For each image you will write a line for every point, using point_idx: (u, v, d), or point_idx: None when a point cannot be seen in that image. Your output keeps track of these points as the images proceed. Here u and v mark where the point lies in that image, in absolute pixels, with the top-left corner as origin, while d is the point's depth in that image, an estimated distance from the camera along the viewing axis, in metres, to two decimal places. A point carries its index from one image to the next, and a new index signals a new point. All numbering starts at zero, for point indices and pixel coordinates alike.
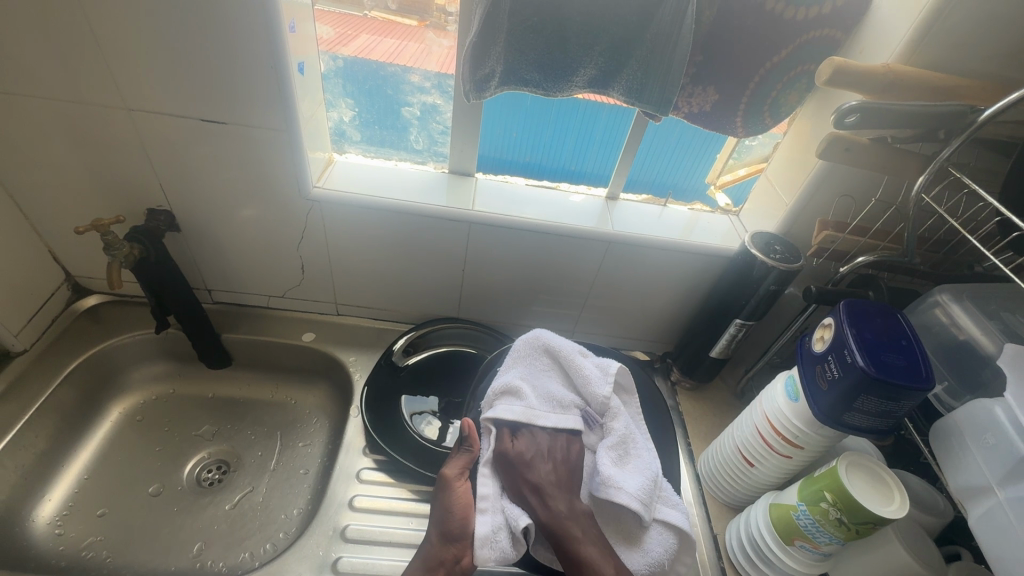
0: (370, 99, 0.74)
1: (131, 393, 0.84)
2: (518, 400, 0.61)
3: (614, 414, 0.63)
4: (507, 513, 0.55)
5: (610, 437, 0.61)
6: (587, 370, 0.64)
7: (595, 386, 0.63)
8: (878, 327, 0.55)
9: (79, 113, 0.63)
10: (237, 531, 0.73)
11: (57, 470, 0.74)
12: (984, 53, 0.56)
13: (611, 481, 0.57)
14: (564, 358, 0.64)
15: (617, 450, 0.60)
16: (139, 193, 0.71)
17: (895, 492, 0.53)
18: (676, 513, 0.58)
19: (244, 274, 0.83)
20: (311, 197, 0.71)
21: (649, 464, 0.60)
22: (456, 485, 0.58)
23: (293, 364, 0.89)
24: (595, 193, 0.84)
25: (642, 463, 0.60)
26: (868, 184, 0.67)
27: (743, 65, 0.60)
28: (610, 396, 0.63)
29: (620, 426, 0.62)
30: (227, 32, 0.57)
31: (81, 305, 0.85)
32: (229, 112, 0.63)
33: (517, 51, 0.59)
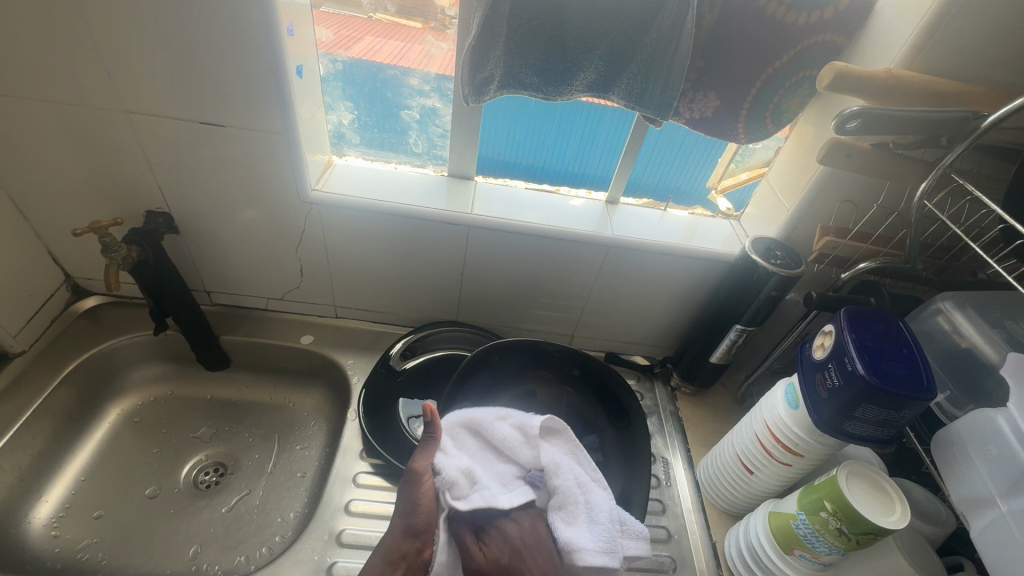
0: (369, 102, 0.74)
1: (129, 395, 0.84)
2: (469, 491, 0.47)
3: (553, 470, 0.49)
4: None
5: (554, 498, 0.48)
6: (507, 434, 0.52)
7: (519, 452, 0.51)
8: (878, 334, 0.54)
9: (78, 115, 0.63)
10: (233, 534, 0.73)
11: (53, 472, 0.73)
12: (987, 58, 0.56)
13: (575, 557, 0.46)
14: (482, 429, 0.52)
15: (567, 508, 0.48)
16: (138, 195, 0.71)
17: (896, 502, 0.53)
18: (639, 545, 0.50)
19: (243, 276, 0.83)
20: (310, 199, 0.71)
21: (599, 511, 0.49)
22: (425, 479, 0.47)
23: (292, 367, 0.89)
24: (595, 196, 0.83)
25: (591, 513, 0.48)
26: (870, 190, 0.67)
27: (744, 69, 0.60)
28: (542, 456, 0.50)
29: (567, 476, 0.49)
30: (227, 36, 0.57)
31: (80, 307, 0.85)
32: (229, 115, 0.63)
33: (516, 55, 0.58)
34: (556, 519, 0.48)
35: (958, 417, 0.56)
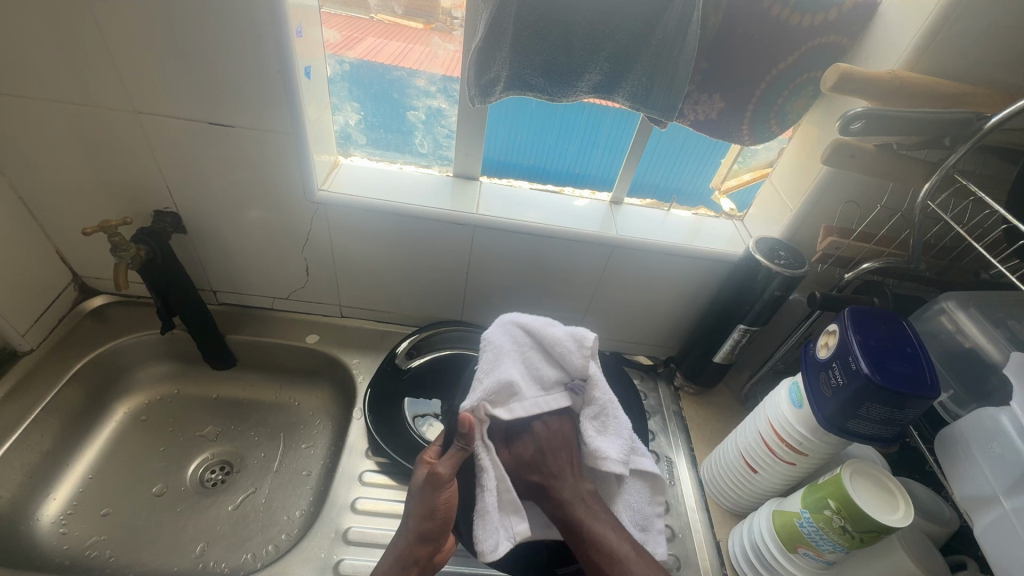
0: (375, 103, 0.75)
1: (136, 393, 0.85)
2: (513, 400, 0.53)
3: (597, 383, 0.57)
4: (507, 526, 0.52)
5: (592, 407, 0.57)
6: (558, 338, 0.56)
7: (569, 358, 0.56)
8: (882, 334, 0.54)
9: (88, 115, 0.64)
10: (240, 532, 0.73)
11: (61, 469, 0.74)
12: (991, 60, 0.56)
13: (603, 459, 0.56)
14: (537, 334, 0.56)
15: (601, 417, 0.58)
16: (146, 195, 0.72)
17: (899, 500, 0.53)
18: (648, 461, 0.62)
19: (250, 276, 0.84)
20: (317, 200, 0.72)
21: (624, 426, 0.60)
22: (447, 487, 0.51)
23: (297, 366, 0.89)
24: (599, 197, 0.84)
25: (619, 425, 0.59)
26: (874, 191, 0.67)
27: (749, 71, 0.60)
28: (590, 367, 0.57)
29: (605, 389, 0.58)
30: (236, 37, 0.58)
31: (87, 306, 0.85)
32: (236, 115, 0.64)
33: (522, 56, 0.59)
34: (591, 425, 0.57)
35: (962, 416, 0.56)
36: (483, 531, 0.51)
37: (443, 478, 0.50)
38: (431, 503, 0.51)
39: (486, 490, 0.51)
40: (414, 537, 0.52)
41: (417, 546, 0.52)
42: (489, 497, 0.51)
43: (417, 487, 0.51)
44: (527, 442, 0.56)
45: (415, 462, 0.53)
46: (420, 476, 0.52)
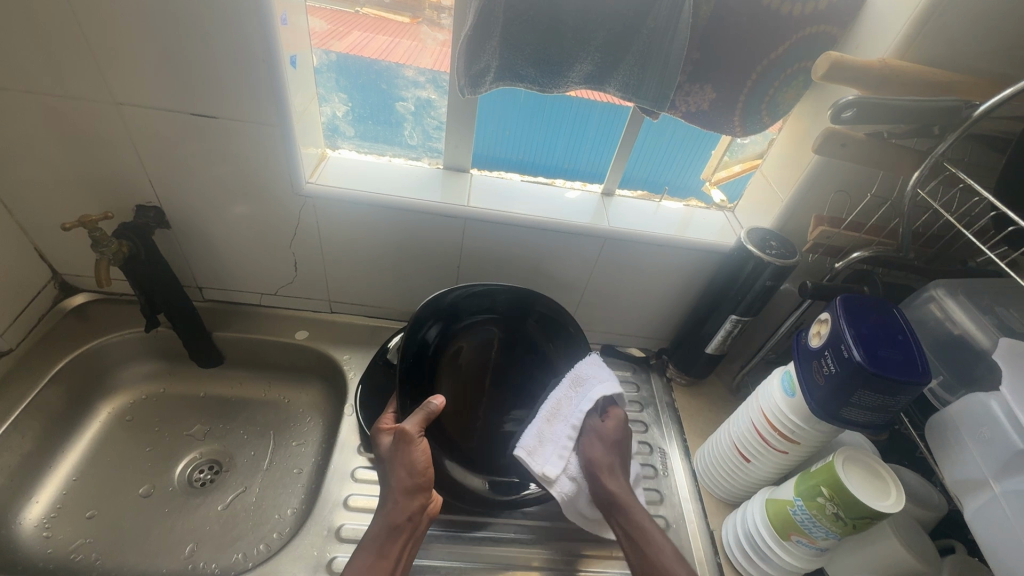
0: (363, 94, 0.74)
1: (120, 393, 0.83)
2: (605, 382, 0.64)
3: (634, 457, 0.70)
4: (542, 451, 0.60)
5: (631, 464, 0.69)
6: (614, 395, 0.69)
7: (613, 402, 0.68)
8: (874, 322, 0.54)
9: (66, 107, 0.62)
10: (229, 532, 0.72)
11: (43, 472, 0.72)
12: (979, 49, 0.57)
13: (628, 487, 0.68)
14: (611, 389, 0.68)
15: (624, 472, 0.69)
16: (128, 189, 0.70)
17: (890, 485, 0.54)
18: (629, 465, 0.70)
19: (237, 272, 0.82)
20: (305, 192, 0.70)
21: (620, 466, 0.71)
22: (417, 443, 0.57)
23: (287, 363, 0.88)
24: (590, 189, 0.83)
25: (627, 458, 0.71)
26: (864, 180, 0.67)
27: (741, 60, 0.60)
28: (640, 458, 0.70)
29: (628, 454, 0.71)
30: (220, 27, 0.56)
31: (69, 304, 0.83)
32: (221, 107, 0.62)
33: (512, 46, 0.58)
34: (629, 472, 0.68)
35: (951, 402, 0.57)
36: (531, 431, 0.61)
37: (412, 434, 0.57)
38: (409, 459, 0.57)
39: (555, 423, 0.62)
40: (399, 495, 0.55)
41: (404, 501, 0.55)
42: (542, 426, 0.62)
43: (388, 452, 0.58)
44: (614, 423, 0.63)
45: (377, 436, 0.60)
46: (388, 445, 0.59)
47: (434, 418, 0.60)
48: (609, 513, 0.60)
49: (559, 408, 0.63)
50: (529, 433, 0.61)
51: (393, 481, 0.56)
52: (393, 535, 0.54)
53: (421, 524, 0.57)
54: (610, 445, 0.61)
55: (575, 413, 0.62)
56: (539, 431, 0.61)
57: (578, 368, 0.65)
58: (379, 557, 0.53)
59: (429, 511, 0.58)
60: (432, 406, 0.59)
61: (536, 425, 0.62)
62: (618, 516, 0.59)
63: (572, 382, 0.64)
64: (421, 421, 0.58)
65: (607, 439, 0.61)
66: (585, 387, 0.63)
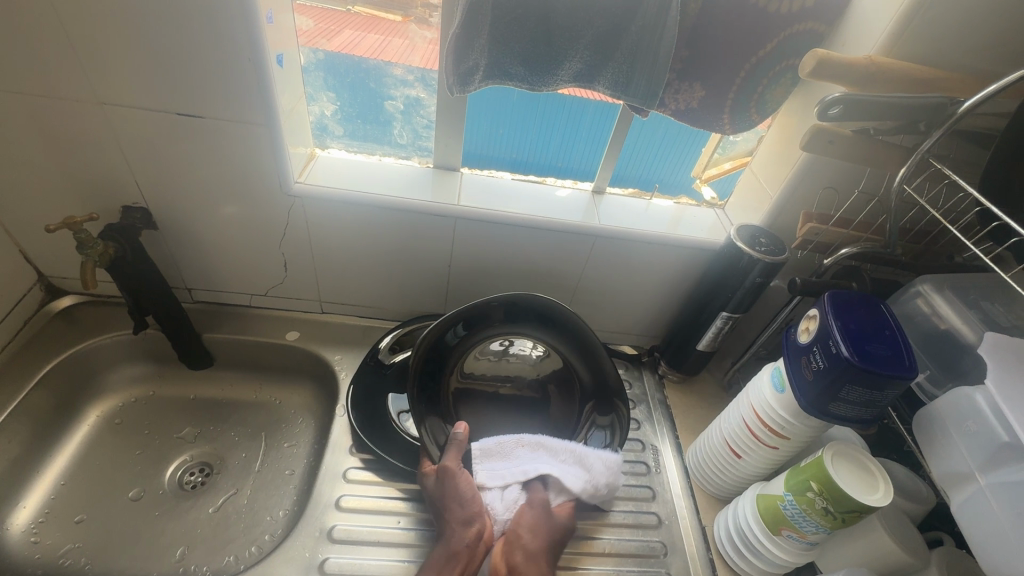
0: (352, 93, 0.73)
1: (109, 396, 0.82)
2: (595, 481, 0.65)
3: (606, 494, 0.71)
4: (489, 473, 0.63)
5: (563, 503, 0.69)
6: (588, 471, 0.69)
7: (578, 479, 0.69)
8: (861, 317, 0.55)
9: (49, 107, 0.61)
10: (221, 535, 0.72)
11: (30, 477, 0.71)
12: (963, 46, 0.57)
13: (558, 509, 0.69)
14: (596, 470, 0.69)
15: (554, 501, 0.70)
16: (115, 191, 0.69)
17: (879, 480, 0.54)
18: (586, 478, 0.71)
19: (226, 273, 0.81)
20: (294, 192, 0.70)
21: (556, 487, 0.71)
22: (460, 474, 0.61)
23: (277, 364, 0.87)
24: (581, 187, 0.83)
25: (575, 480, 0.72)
26: (851, 176, 0.68)
27: (730, 58, 0.60)
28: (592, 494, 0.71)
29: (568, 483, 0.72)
30: (204, 25, 0.56)
31: (55, 306, 0.82)
32: (207, 106, 0.62)
33: (501, 43, 0.58)
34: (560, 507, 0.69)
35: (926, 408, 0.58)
36: (500, 451, 0.64)
37: (450, 467, 0.61)
38: (454, 488, 0.60)
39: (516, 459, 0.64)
40: (458, 523, 0.58)
41: (462, 529, 0.57)
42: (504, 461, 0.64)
43: (434, 492, 0.61)
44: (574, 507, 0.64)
45: (421, 476, 0.64)
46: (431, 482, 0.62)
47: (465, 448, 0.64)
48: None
49: (539, 448, 0.65)
50: (497, 438, 0.65)
51: (449, 513, 0.58)
52: (453, 561, 0.55)
53: (479, 551, 0.57)
54: (548, 534, 0.60)
55: (543, 467, 0.64)
56: (506, 445, 0.65)
57: (585, 451, 0.65)
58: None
59: (488, 539, 0.58)
60: (459, 436, 0.63)
61: (506, 439, 0.65)
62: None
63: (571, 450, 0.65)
64: (455, 454, 0.62)
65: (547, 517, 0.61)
66: (574, 467, 0.65)
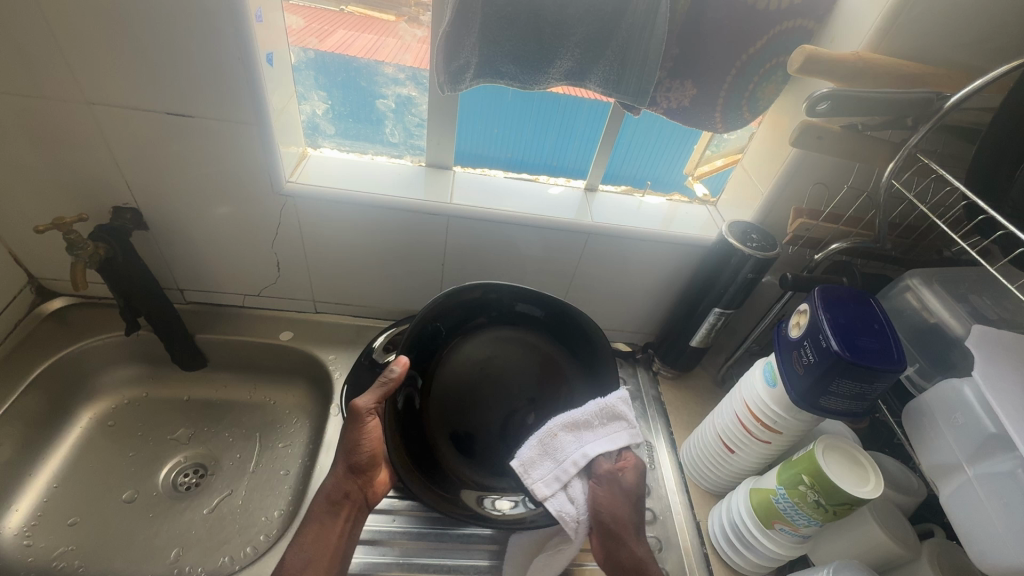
0: (344, 92, 0.73)
1: (101, 398, 0.82)
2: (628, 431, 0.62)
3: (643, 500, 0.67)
4: (548, 478, 0.57)
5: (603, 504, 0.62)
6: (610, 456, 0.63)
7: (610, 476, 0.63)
8: (852, 312, 0.55)
9: (38, 107, 0.60)
10: (216, 536, 0.71)
11: (23, 480, 0.71)
12: (949, 42, 0.58)
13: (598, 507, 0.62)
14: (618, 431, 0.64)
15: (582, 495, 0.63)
16: (105, 191, 0.69)
17: (869, 472, 0.55)
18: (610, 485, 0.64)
19: (218, 273, 0.81)
20: (285, 191, 0.70)
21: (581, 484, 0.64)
22: (368, 420, 0.58)
23: (271, 364, 0.87)
24: (574, 185, 0.83)
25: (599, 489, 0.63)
26: (841, 172, 0.68)
27: (721, 55, 0.61)
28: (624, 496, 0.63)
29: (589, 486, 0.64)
30: (192, 23, 0.55)
31: (47, 308, 0.81)
32: (197, 106, 0.61)
33: (491, 42, 0.58)
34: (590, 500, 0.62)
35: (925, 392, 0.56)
36: (541, 451, 0.59)
37: (361, 408, 0.58)
38: (354, 432, 0.58)
39: (564, 450, 0.59)
40: (343, 470, 0.59)
41: (344, 476, 0.59)
42: (551, 456, 0.58)
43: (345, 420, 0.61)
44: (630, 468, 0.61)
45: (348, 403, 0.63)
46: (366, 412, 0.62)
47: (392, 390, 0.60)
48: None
49: (574, 429, 0.60)
50: (528, 445, 0.58)
51: (341, 452, 0.59)
52: (334, 506, 0.57)
53: (359, 498, 0.60)
54: (625, 499, 0.58)
55: (590, 443, 0.59)
56: (541, 442, 0.59)
57: (613, 402, 0.62)
58: (322, 527, 0.56)
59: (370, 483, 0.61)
60: (392, 376, 0.59)
61: (538, 440, 0.59)
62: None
63: (599, 411, 0.61)
64: (373, 396, 0.58)
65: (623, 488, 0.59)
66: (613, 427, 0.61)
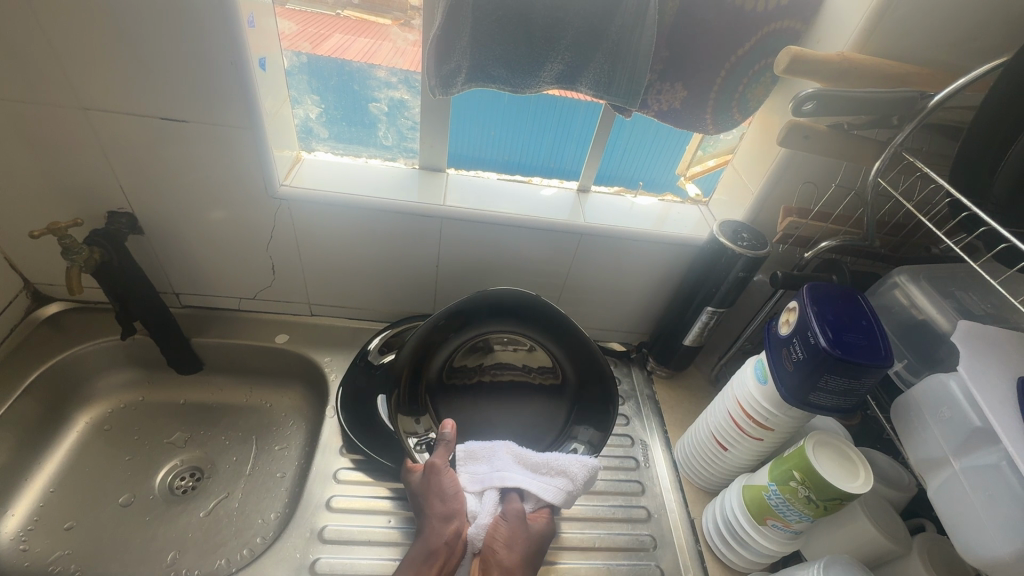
0: (337, 96, 0.74)
1: (96, 402, 0.82)
2: (560, 484, 0.62)
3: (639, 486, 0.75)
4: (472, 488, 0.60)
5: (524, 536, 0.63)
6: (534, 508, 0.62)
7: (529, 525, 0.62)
8: (840, 309, 0.56)
9: (31, 114, 0.61)
10: (212, 538, 0.72)
11: (19, 486, 0.71)
12: (933, 42, 0.58)
13: None
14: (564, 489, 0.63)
15: None
16: (100, 197, 0.70)
17: (859, 467, 0.55)
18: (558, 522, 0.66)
19: (214, 278, 0.82)
20: (280, 195, 0.70)
21: None
22: (447, 471, 0.60)
23: (267, 367, 0.88)
24: (567, 186, 0.84)
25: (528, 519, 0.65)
26: (830, 171, 0.69)
27: (709, 57, 0.61)
28: None
29: None
30: (185, 28, 0.56)
31: (42, 313, 0.82)
32: (191, 111, 0.62)
33: (481, 46, 0.58)
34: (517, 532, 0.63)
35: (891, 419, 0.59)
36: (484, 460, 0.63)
37: (438, 466, 0.60)
38: (438, 485, 0.59)
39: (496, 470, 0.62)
40: (438, 517, 0.57)
41: (440, 526, 0.56)
42: (484, 471, 0.62)
43: (420, 486, 0.60)
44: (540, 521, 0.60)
45: (407, 474, 0.63)
46: (416, 477, 0.62)
47: (454, 446, 0.62)
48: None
49: (522, 459, 0.63)
50: (483, 442, 0.64)
51: (429, 509, 0.58)
52: (432, 558, 0.54)
53: (456, 552, 0.55)
54: (526, 544, 0.57)
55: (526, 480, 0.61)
56: (491, 449, 0.64)
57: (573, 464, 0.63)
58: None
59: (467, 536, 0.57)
60: (446, 436, 0.61)
61: (492, 444, 0.64)
62: None
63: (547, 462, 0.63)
64: (445, 453, 0.61)
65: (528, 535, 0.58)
66: (547, 478, 0.62)
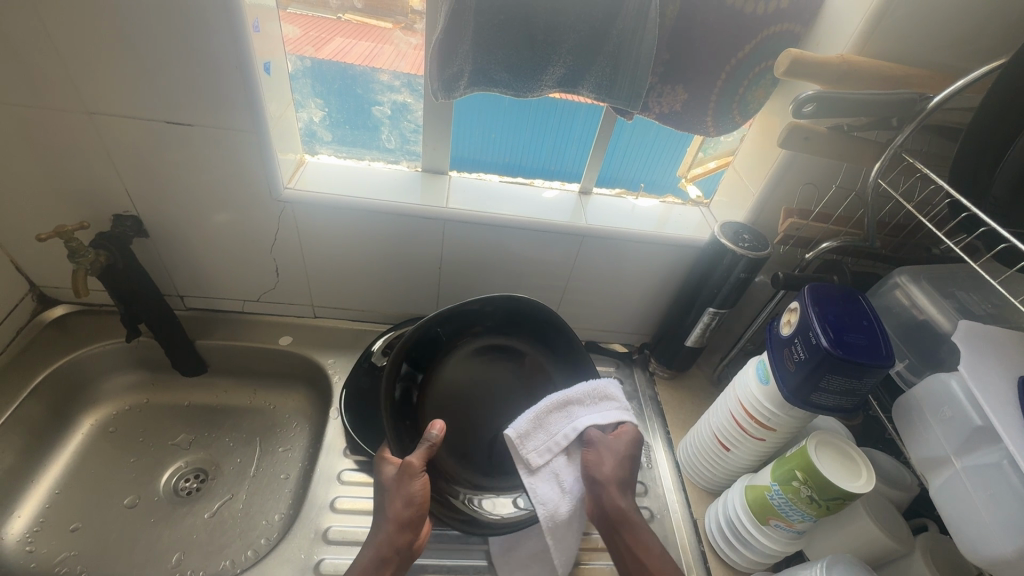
0: (340, 99, 0.74)
1: (101, 404, 0.82)
2: (616, 405, 0.63)
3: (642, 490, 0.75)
4: (546, 455, 0.59)
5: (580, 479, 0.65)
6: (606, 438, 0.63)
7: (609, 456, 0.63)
8: (841, 309, 0.56)
9: (39, 118, 0.62)
10: (217, 539, 0.72)
11: (25, 487, 0.71)
12: (932, 44, 0.59)
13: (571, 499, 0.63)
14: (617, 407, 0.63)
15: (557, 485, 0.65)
16: (106, 200, 0.70)
17: (861, 468, 0.55)
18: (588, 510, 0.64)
19: (219, 280, 0.82)
20: (283, 198, 0.71)
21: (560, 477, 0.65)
22: (420, 478, 0.57)
23: (271, 369, 0.88)
24: (568, 188, 0.84)
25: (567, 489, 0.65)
26: (830, 172, 0.69)
27: (710, 59, 0.62)
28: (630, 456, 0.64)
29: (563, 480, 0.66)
30: (190, 33, 0.56)
31: (47, 316, 0.82)
32: (195, 114, 0.62)
33: (484, 51, 0.59)
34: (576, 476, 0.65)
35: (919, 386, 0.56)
36: (538, 429, 0.59)
37: (416, 468, 0.56)
38: (407, 491, 0.56)
39: (556, 431, 0.60)
40: (393, 526, 0.55)
41: (395, 533, 0.55)
42: (543, 433, 0.60)
43: (390, 481, 0.58)
44: (624, 433, 0.62)
45: (380, 463, 0.59)
46: (388, 470, 0.59)
47: (436, 447, 0.59)
48: (618, 529, 0.58)
49: (568, 405, 0.61)
50: (525, 416, 0.59)
51: (388, 511, 0.55)
52: (382, 566, 0.54)
53: (405, 557, 0.56)
54: (622, 458, 0.60)
55: (583, 419, 0.61)
56: (540, 416, 0.60)
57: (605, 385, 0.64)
58: None
59: (416, 541, 0.58)
60: (433, 436, 0.58)
61: (535, 411, 0.60)
62: (629, 529, 0.57)
63: (593, 391, 0.63)
64: (424, 456, 0.57)
65: (617, 454, 0.60)
66: (604, 402, 0.63)
